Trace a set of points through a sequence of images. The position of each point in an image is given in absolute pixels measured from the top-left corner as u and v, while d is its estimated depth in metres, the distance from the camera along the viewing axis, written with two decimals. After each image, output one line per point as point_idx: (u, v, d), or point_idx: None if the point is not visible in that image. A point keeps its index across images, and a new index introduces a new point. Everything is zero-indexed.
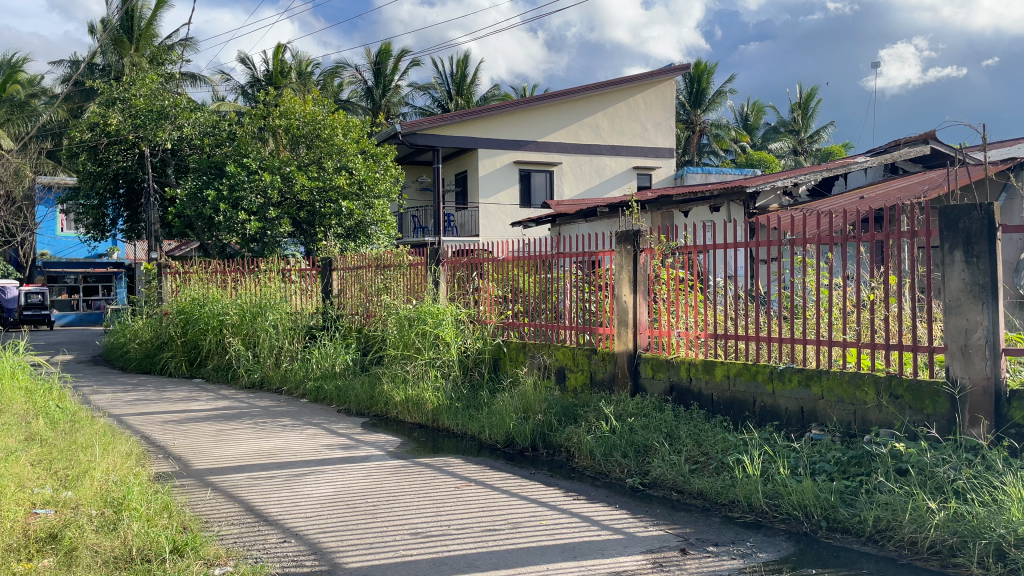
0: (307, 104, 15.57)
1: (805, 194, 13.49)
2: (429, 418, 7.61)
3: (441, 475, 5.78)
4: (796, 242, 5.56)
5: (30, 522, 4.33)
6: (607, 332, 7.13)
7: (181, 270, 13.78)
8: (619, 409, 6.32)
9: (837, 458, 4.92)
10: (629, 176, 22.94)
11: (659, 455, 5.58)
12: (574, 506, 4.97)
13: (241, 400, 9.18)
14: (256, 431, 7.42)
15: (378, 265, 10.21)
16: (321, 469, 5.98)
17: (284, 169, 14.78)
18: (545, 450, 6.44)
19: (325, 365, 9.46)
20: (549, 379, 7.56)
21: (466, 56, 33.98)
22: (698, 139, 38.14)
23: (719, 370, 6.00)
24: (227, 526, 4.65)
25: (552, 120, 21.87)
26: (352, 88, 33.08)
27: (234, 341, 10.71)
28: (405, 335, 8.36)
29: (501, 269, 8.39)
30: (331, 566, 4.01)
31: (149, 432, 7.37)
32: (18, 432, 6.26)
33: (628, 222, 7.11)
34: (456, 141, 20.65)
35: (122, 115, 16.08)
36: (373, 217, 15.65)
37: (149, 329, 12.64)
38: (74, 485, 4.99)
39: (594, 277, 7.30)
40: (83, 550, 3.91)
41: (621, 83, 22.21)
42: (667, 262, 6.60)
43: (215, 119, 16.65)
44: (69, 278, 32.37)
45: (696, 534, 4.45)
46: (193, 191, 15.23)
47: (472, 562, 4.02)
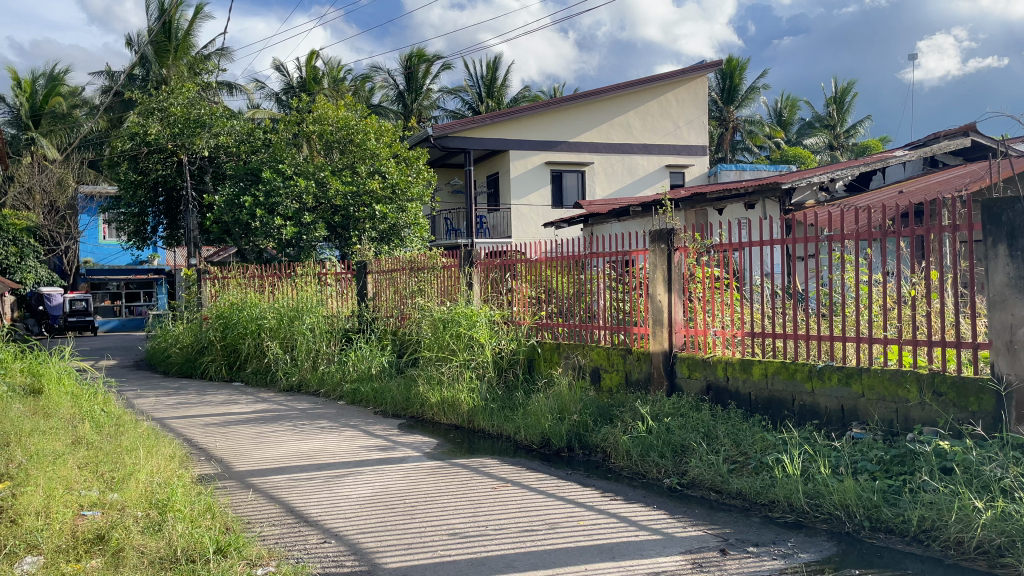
0: (339, 109, 15.71)
1: (842, 190, 13.28)
2: (464, 419, 7.66)
3: (478, 475, 5.81)
4: (834, 238, 5.49)
5: (78, 524, 4.43)
6: (641, 332, 7.08)
7: (219, 276, 14.00)
8: (655, 409, 6.29)
9: (880, 457, 4.84)
10: (661, 175, 22.80)
11: (697, 455, 5.54)
12: (611, 506, 4.96)
13: (280, 403, 9.31)
14: (295, 433, 7.52)
15: (411, 268, 10.28)
16: (360, 471, 6.05)
17: (318, 174, 14.96)
18: (581, 451, 6.43)
19: (361, 368, 9.58)
20: (584, 379, 7.55)
21: (496, 58, 34.07)
22: (731, 136, 37.81)
23: (756, 369, 5.95)
24: (269, 526, 4.73)
25: (583, 120, 21.82)
26: (384, 93, 33.34)
27: (272, 344, 10.86)
28: (440, 337, 8.39)
29: (535, 270, 8.40)
30: (371, 566, 4.05)
31: (191, 435, 7.52)
32: (65, 436, 6.43)
33: (662, 221, 7.06)
34: (488, 143, 20.71)
35: (161, 124, 16.29)
36: (407, 220, 15.75)
37: (189, 334, 12.85)
38: (120, 487, 5.11)
39: (627, 277, 7.26)
40: (130, 551, 4.00)
41: (652, 81, 22.07)
42: (702, 260, 6.55)
43: (250, 127, 17.04)
44: (112, 285, 33.02)
45: (736, 534, 4.41)
46: (230, 198, 15.48)
47: (510, 563, 4.03)
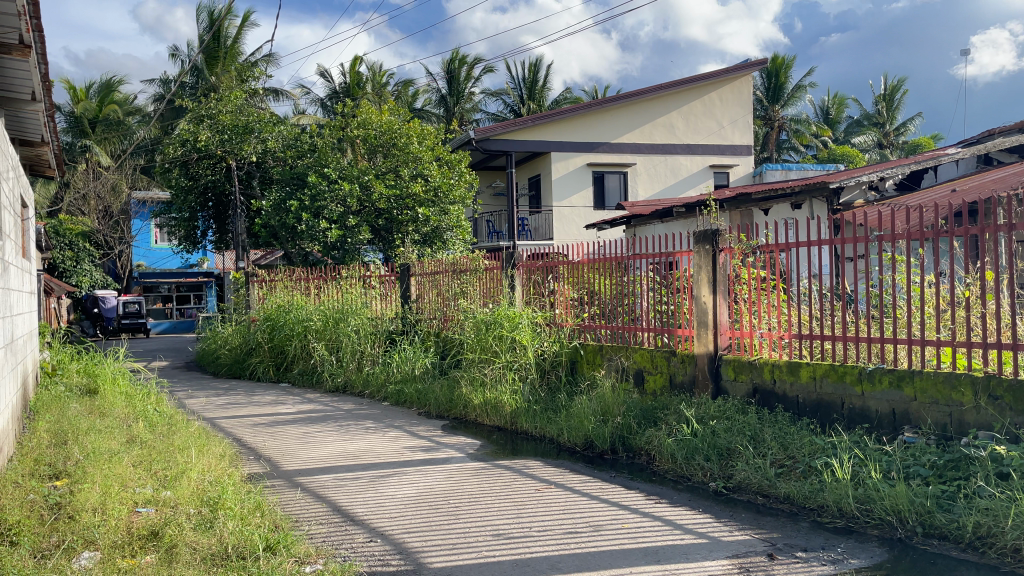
0: (382, 113, 15.85)
1: (892, 189, 12.95)
2: (507, 421, 7.69)
3: (521, 477, 5.81)
4: (884, 238, 5.38)
5: (133, 520, 4.55)
6: (686, 334, 7.01)
7: (267, 279, 14.19)
8: (701, 412, 6.23)
9: (933, 462, 4.72)
10: (705, 175, 22.55)
11: (743, 459, 5.48)
12: (656, 510, 4.92)
13: (326, 404, 9.43)
14: (340, 434, 7.62)
15: (454, 270, 10.33)
16: (404, 471, 6.11)
17: (362, 178, 15.15)
18: (625, 453, 6.41)
19: (404, 369, 9.67)
20: (627, 381, 7.49)
21: (537, 61, 34.07)
22: (777, 135, 37.26)
23: (804, 371, 5.85)
24: (316, 525, 4.80)
25: (626, 121, 21.72)
26: (427, 96, 33.58)
27: (318, 346, 11.03)
28: (482, 339, 8.44)
29: (577, 272, 8.38)
30: (416, 566, 4.09)
31: (240, 435, 7.67)
32: (120, 435, 6.61)
33: (707, 222, 7.00)
34: (529, 145, 20.74)
35: (210, 131, 16.72)
36: (449, 223, 15.83)
37: (238, 336, 13.10)
38: (173, 485, 5.24)
39: (671, 279, 7.21)
40: (183, 548, 4.11)
41: (695, 81, 21.85)
42: (748, 261, 6.48)
43: (297, 132, 17.26)
44: (163, 287, 33.66)
45: (784, 539, 4.34)
46: (278, 202, 15.78)
47: (554, 565, 4.02)
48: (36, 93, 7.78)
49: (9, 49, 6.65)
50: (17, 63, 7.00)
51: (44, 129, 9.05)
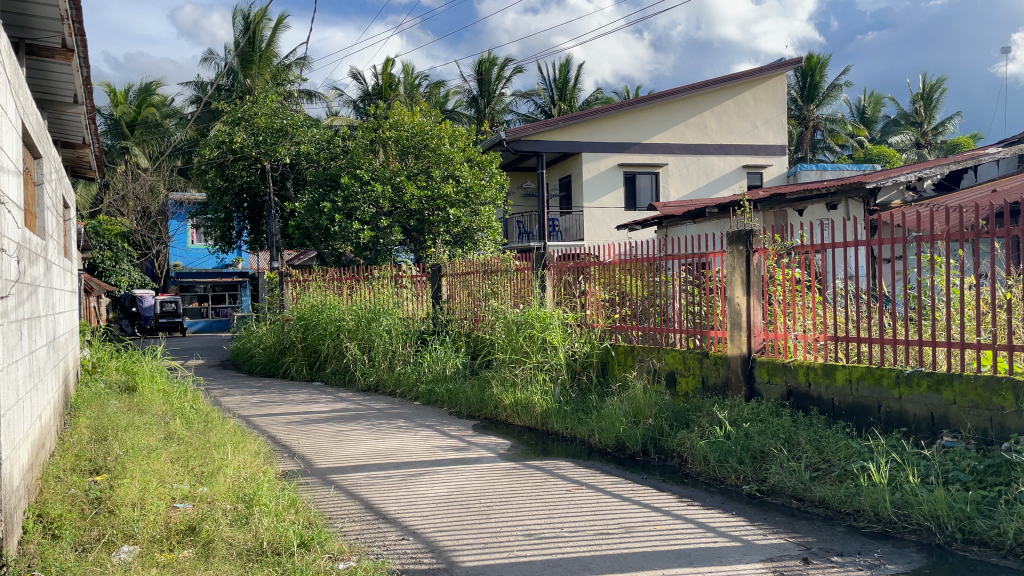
0: (414, 114, 15.92)
1: (931, 189, 12.69)
2: (538, 422, 7.69)
3: (552, 478, 5.82)
4: (923, 239, 5.29)
5: (171, 516, 4.65)
6: (718, 335, 6.96)
7: (301, 278, 14.33)
8: (734, 414, 6.18)
9: (973, 467, 4.64)
10: (738, 175, 22.33)
11: (777, 462, 5.44)
12: (689, 512, 4.90)
13: (358, 402, 9.52)
14: (372, 433, 7.68)
15: (485, 271, 10.35)
16: (436, 470, 6.15)
17: (394, 180, 15.27)
18: (656, 456, 6.38)
19: (436, 369, 9.73)
20: (659, 383, 7.45)
21: (568, 61, 34.02)
22: (811, 135, 36.78)
23: (840, 374, 5.78)
24: (349, 522, 4.85)
25: (657, 121, 21.61)
26: (457, 98, 33.71)
27: (351, 345, 11.14)
28: (513, 339, 8.47)
29: (608, 273, 8.37)
30: (448, 564, 4.11)
31: (275, 432, 7.76)
32: (158, 431, 6.73)
33: (741, 222, 6.97)
34: (560, 146, 20.75)
35: (246, 132, 17.00)
36: (480, 224, 15.88)
37: (272, 335, 13.28)
38: (209, 481, 5.33)
39: (703, 279, 7.17)
40: (219, 543, 4.18)
41: (728, 81, 21.65)
42: (782, 262, 6.43)
43: (329, 135, 17.41)
44: (199, 287, 34.17)
45: (818, 543, 4.29)
46: (311, 203, 15.96)
47: (585, 565, 4.02)
48: (78, 96, 7.97)
49: (52, 52, 6.85)
50: (59, 66, 7.17)
51: (86, 132, 9.26)
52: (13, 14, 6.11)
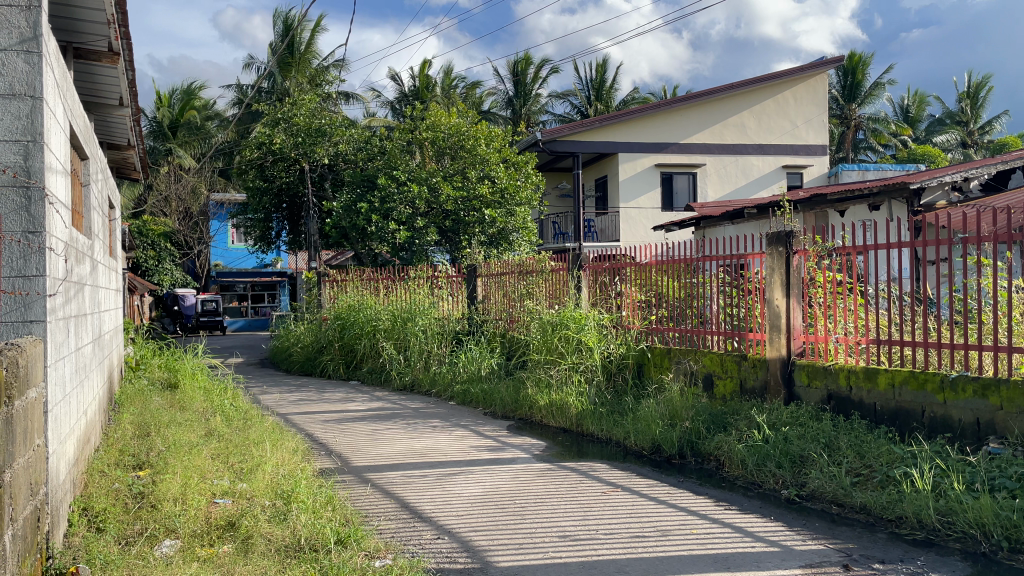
0: (451, 115, 15.97)
1: (978, 190, 12.37)
2: (573, 423, 7.66)
3: (587, 479, 5.80)
4: (969, 240, 5.17)
5: (211, 511, 4.72)
6: (757, 338, 6.87)
7: (338, 278, 14.45)
8: (772, 417, 6.11)
9: (1020, 474, 4.51)
10: (778, 176, 22.02)
11: (817, 466, 5.35)
12: (726, 516, 4.84)
13: (394, 402, 9.60)
14: (407, 431, 7.74)
15: (520, 271, 10.34)
16: (471, 470, 6.16)
17: (430, 180, 15.36)
18: (693, 458, 6.31)
19: (471, 369, 9.77)
20: (696, 386, 7.38)
21: (605, 61, 33.86)
22: (853, 134, 36.16)
23: (882, 378, 5.67)
24: (385, 521, 4.88)
25: (695, 121, 21.44)
26: (493, 99, 33.80)
27: (387, 345, 11.23)
28: (548, 340, 8.47)
29: (645, 274, 8.33)
30: (483, 564, 4.12)
31: (312, 430, 7.85)
32: (199, 428, 6.85)
33: (781, 223, 6.90)
34: (596, 146, 20.70)
35: (285, 133, 17.29)
36: (515, 225, 15.90)
37: (309, 334, 13.45)
38: (249, 477, 5.41)
39: (741, 281, 7.11)
40: (258, 538, 4.25)
41: (768, 80, 21.39)
42: (824, 264, 6.33)
43: (367, 135, 17.55)
44: (239, 287, 34.72)
45: (860, 550, 4.22)
46: (348, 204, 16.13)
47: (621, 568, 4.01)
48: (124, 98, 8.14)
49: (99, 56, 7.01)
50: (104, 69, 7.33)
51: (131, 133, 9.46)
52: (62, 19, 6.24)
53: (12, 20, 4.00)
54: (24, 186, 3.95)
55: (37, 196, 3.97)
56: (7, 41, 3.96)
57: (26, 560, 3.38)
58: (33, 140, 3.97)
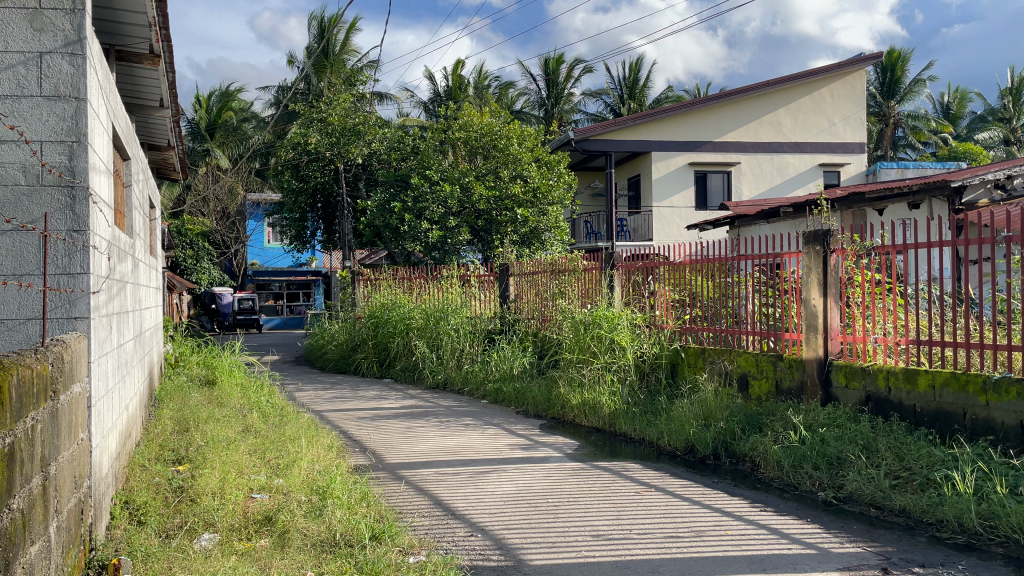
0: (483, 115, 15.99)
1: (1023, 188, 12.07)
2: (606, 423, 7.64)
3: (620, 479, 5.79)
4: (1013, 239, 5.06)
5: (249, 505, 4.79)
6: (793, 338, 6.79)
7: (372, 277, 14.54)
8: (809, 418, 6.04)
9: None
10: (814, 174, 21.72)
11: (855, 469, 5.29)
12: (761, 518, 4.80)
13: (427, 400, 9.65)
14: (440, 429, 7.79)
15: (553, 270, 10.32)
16: (503, 468, 6.18)
17: (463, 180, 15.41)
18: (727, 460, 6.26)
19: (503, 368, 9.80)
20: (731, 386, 7.31)
21: (638, 60, 33.67)
22: (892, 132, 35.57)
23: (923, 379, 5.57)
24: (419, 517, 4.92)
25: (729, 119, 21.22)
26: (526, 99, 33.84)
27: (419, 343, 11.32)
28: (581, 339, 8.46)
29: (678, 274, 8.27)
30: (516, 562, 4.14)
31: (347, 427, 7.93)
32: (237, 424, 6.96)
33: (818, 222, 6.80)
34: (629, 144, 20.60)
35: (320, 134, 17.53)
36: (547, 224, 15.89)
37: (344, 332, 13.60)
38: (285, 473, 5.49)
39: (777, 281, 7.03)
40: (295, 533, 4.31)
41: (804, 77, 21.13)
42: (862, 263, 6.25)
43: (401, 135, 17.71)
44: (275, 285, 35.14)
45: (899, 553, 4.15)
46: (382, 204, 16.26)
47: (654, 568, 3.99)
48: (165, 99, 8.29)
49: (140, 58, 7.16)
50: (146, 71, 7.49)
51: (171, 134, 9.64)
52: (107, 23, 6.37)
53: (57, 23, 4.09)
54: (69, 186, 4.05)
55: (81, 195, 4.07)
56: (52, 44, 4.07)
57: (70, 552, 3.46)
58: (78, 141, 4.07)
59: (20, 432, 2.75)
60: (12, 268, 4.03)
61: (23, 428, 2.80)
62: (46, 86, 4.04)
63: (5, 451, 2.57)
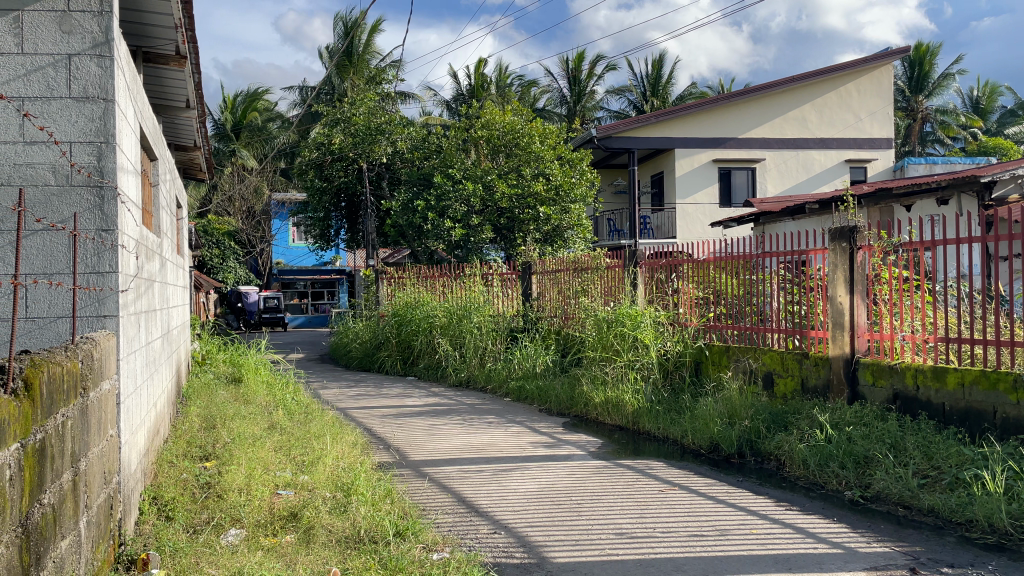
0: (506, 113, 16.01)
1: None
2: (629, 421, 7.61)
3: (644, 477, 5.77)
4: None
5: (274, 501, 4.83)
6: (820, 335, 6.73)
7: (396, 275, 14.60)
8: (835, 417, 5.97)
9: None
10: (841, 170, 21.46)
11: (883, 467, 5.23)
12: (787, 517, 4.76)
13: (450, 398, 9.68)
14: (463, 427, 7.81)
15: (576, 268, 10.29)
16: (526, 466, 6.18)
17: (485, 178, 15.44)
18: (752, 458, 6.22)
19: (526, 366, 9.80)
20: (756, 384, 7.26)
21: (661, 56, 33.49)
22: (920, 127, 35.07)
23: (951, 377, 5.48)
24: (442, 514, 4.94)
25: (753, 115, 21.04)
26: (548, 96, 33.79)
27: (442, 341, 11.37)
28: (604, 337, 8.43)
29: (702, 271, 8.22)
30: (540, 560, 4.14)
31: (371, 425, 7.97)
32: (262, 421, 7.03)
33: (844, 218, 6.73)
34: (651, 142, 20.50)
35: (344, 134, 17.67)
36: (570, 222, 15.86)
37: (367, 331, 13.68)
38: (310, 470, 5.53)
39: (802, 278, 6.96)
40: (320, 529, 4.35)
41: (830, 72, 20.88)
42: (890, 259, 6.16)
43: (425, 134, 17.79)
44: (300, 284, 35.42)
45: (927, 553, 4.10)
46: (405, 203, 16.34)
47: (679, 567, 3.97)
48: (191, 100, 8.39)
49: (167, 59, 7.24)
50: (173, 73, 7.58)
51: (197, 134, 9.74)
52: (133, 24, 6.44)
53: (85, 25, 4.15)
54: (98, 186, 4.11)
55: (110, 195, 4.13)
56: (81, 46, 4.13)
57: (101, 546, 3.53)
58: (106, 141, 4.14)
59: (51, 428, 2.81)
60: (42, 267, 4.10)
61: (54, 424, 2.85)
62: (74, 87, 4.11)
63: (38, 448, 2.63)
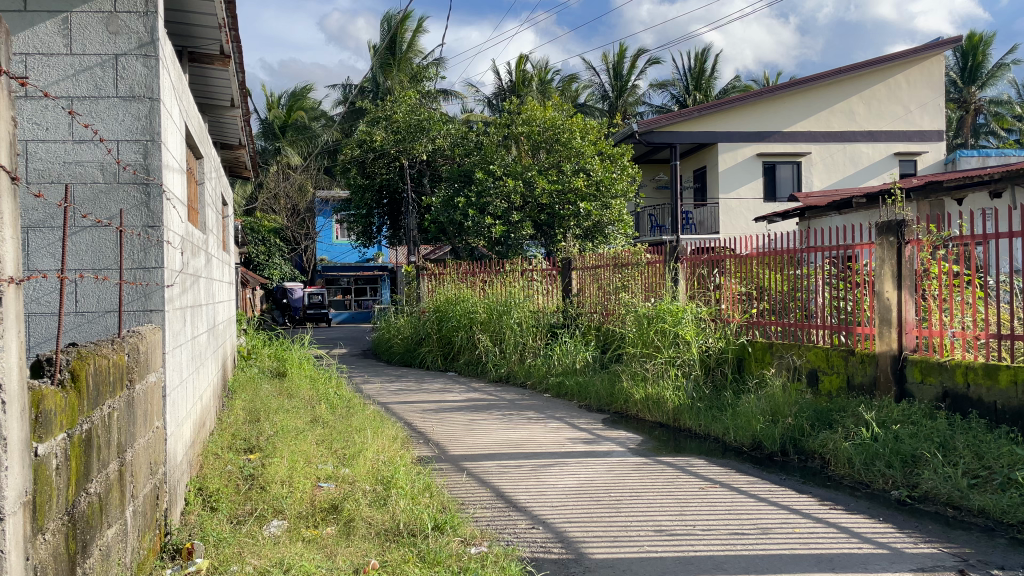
0: (547, 108, 15.95)
1: None
2: (670, 418, 7.53)
3: (685, 475, 5.71)
4: None
5: (315, 494, 4.90)
6: (866, 332, 6.58)
7: (436, 272, 14.54)
8: (882, 415, 5.84)
9: None
10: (890, 163, 20.96)
11: (931, 467, 5.10)
12: (831, 516, 4.67)
13: (490, 393, 9.72)
14: (502, 422, 7.82)
15: (616, 264, 10.22)
16: (565, 462, 6.16)
17: (526, 174, 15.40)
18: (796, 456, 6.11)
19: (566, 362, 9.79)
20: (799, 381, 7.12)
21: (704, 50, 33.07)
22: (974, 119, 34.05)
23: (1004, 375, 5.31)
24: (481, 508, 4.95)
25: (798, 108, 20.66)
26: (590, 91, 33.63)
27: (483, 337, 11.45)
28: (644, 333, 8.38)
29: (744, 266, 8.09)
30: (578, 555, 4.12)
31: (411, 419, 8.04)
32: (306, 414, 7.13)
33: (892, 212, 6.57)
34: (694, 136, 20.27)
35: (385, 131, 17.83)
36: (610, 217, 15.82)
37: (409, 326, 13.78)
38: (351, 463, 5.59)
39: (848, 273, 6.81)
40: (359, 522, 4.39)
41: (878, 63, 20.39)
42: (939, 254, 5.96)
43: (464, 131, 17.85)
44: (343, 280, 35.91)
45: (977, 555, 3.98)
46: (446, 199, 16.38)
47: (719, 565, 3.92)
48: (235, 99, 8.53)
49: (212, 59, 7.37)
50: (218, 73, 7.74)
51: (241, 133, 9.92)
52: (178, 24, 6.57)
53: (131, 25, 4.24)
54: (144, 183, 4.21)
55: (155, 192, 4.22)
56: (127, 46, 4.22)
57: (147, 536, 3.61)
58: (151, 140, 4.24)
59: (97, 419, 2.87)
60: (91, 262, 4.20)
61: (100, 415, 2.92)
62: (121, 87, 4.21)
63: (83, 438, 2.69)
